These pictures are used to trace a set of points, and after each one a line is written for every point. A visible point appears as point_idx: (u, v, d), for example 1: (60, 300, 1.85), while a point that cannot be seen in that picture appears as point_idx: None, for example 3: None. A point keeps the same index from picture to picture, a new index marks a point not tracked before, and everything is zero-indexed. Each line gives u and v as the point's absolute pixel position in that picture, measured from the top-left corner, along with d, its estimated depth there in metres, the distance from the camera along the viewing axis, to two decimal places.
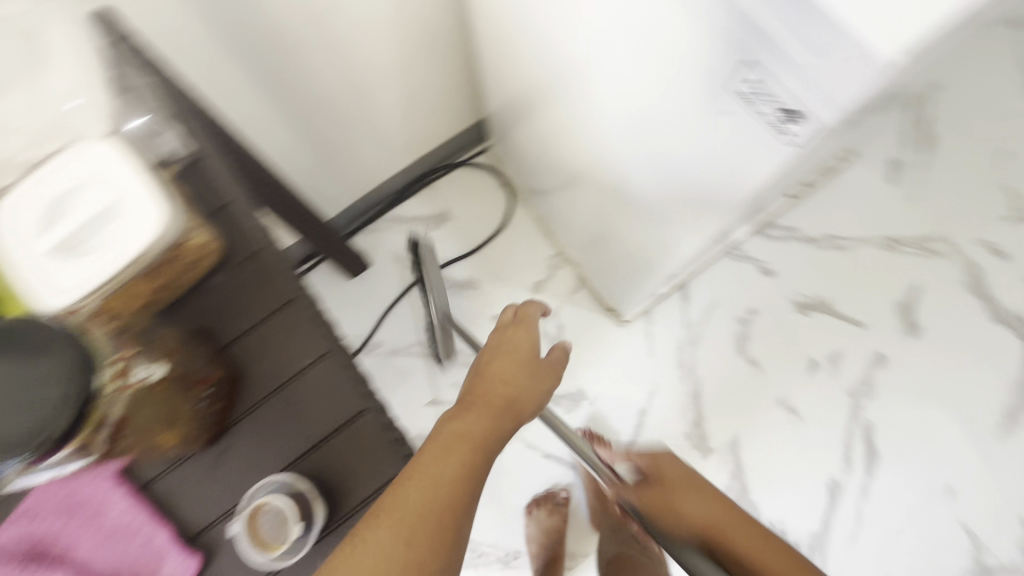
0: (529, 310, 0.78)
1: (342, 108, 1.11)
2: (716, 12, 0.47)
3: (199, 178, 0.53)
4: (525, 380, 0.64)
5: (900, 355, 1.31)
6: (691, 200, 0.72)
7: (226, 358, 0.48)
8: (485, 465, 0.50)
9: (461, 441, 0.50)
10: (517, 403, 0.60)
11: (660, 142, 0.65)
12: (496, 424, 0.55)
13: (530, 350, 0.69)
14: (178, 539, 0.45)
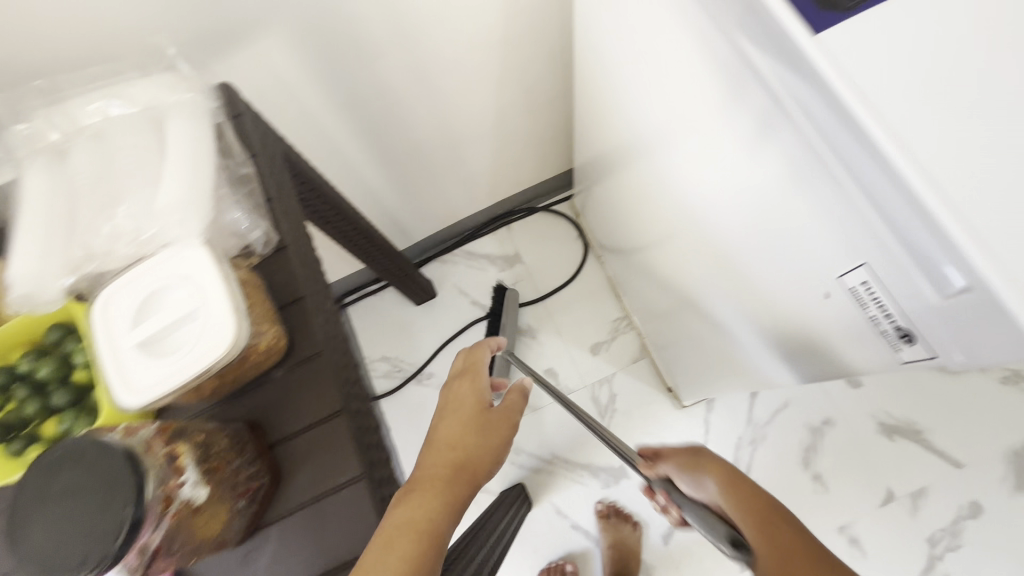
0: (477, 356, 0.69)
1: (432, 154, 1.13)
2: (837, 208, 0.41)
3: (278, 268, 0.55)
4: (475, 438, 0.56)
5: (998, 508, 1.15)
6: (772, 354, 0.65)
7: (270, 459, 0.50)
8: (432, 556, 0.45)
9: (407, 531, 0.45)
10: (472, 463, 0.54)
11: (745, 289, 0.60)
12: (448, 499, 0.49)
13: (478, 396, 0.61)
14: None
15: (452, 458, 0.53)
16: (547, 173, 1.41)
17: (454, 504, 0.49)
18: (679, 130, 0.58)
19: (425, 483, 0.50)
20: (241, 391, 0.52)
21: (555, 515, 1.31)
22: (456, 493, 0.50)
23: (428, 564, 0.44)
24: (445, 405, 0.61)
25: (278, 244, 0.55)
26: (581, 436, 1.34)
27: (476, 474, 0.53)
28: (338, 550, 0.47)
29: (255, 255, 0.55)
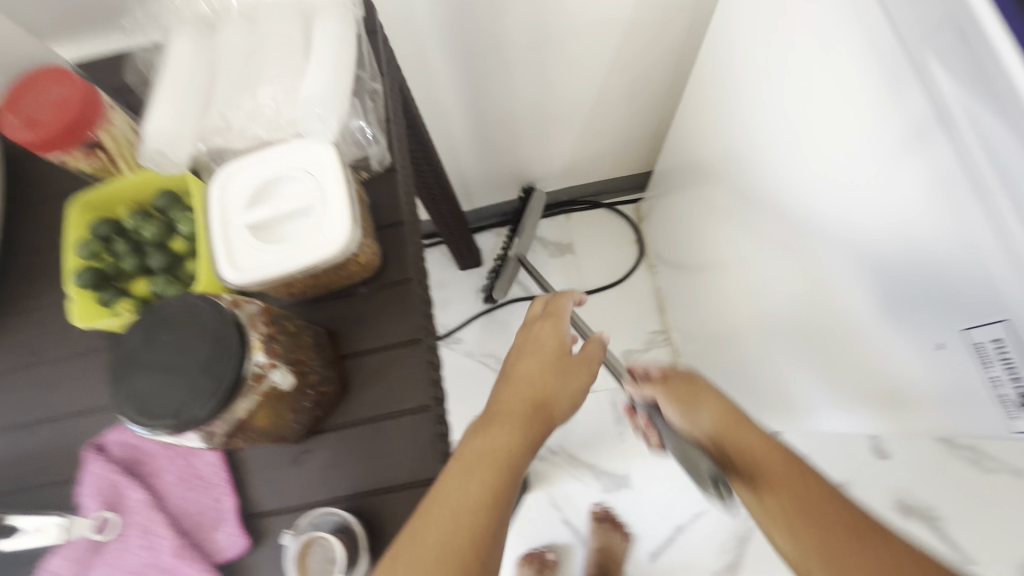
0: (561, 307, 0.61)
1: (521, 120, 1.12)
2: (984, 254, 0.39)
3: (383, 190, 0.55)
4: (552, 381, 0.52)
5: None
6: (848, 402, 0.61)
7: (341, 370, 0.50)
8: (513, 484, 0.43)
9: (486, 466, 0.43)
10: (549, 404, 0.50)
11: (837, 322, 0.57)
12: (528, 433, 0.47)
13: (559, 341, 0.56)
14: (238, 513, 0.47)
15: (531, 395, 0.50)
16: (622, 170, 1.39)
17: (535, 438, 0.47)
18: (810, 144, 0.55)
19: (502, 414, 0.48)
20: (326, 298, 0.52)
21: (548, 507, 1.29)
22: (536, 430, 0.48)
23: (516, 484, 0.43)
24: (525, 342, 0.57)
25: (390, 165, 0.55)
26: (591, 435, 1.30)
27: (551, 416, 0.50)
28: (387, 472, 0.48)
29: (368, 169, 0.54)
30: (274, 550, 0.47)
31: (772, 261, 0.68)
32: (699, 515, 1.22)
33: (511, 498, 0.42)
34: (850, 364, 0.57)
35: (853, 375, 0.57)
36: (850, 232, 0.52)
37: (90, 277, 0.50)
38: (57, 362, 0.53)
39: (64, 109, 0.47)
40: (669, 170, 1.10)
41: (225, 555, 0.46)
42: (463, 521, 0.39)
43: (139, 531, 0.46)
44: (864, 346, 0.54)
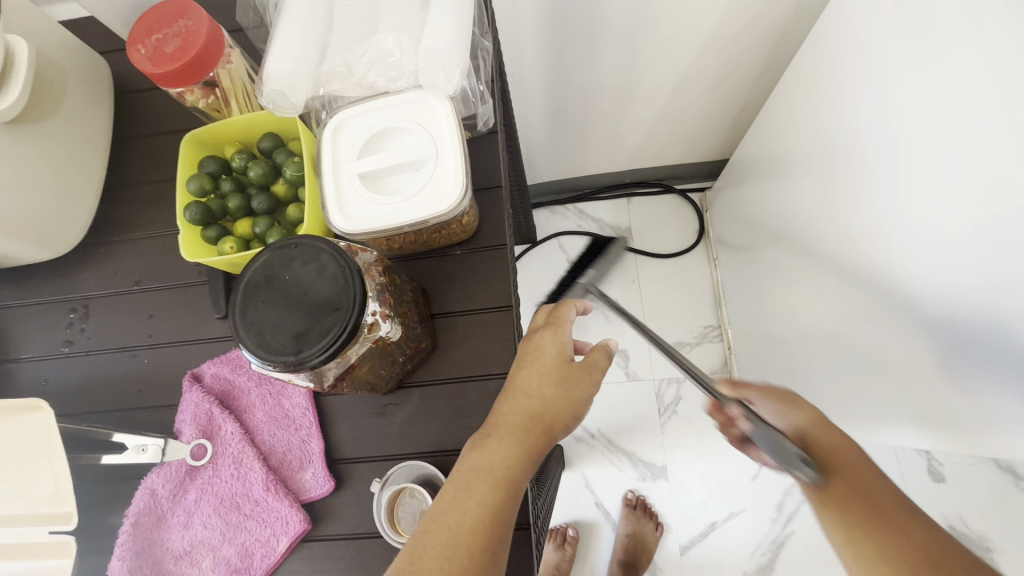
0: (565, 306, 0.50)
1: (601, 95, 1.08)
2: None
3: (484, 151, 0.55)
4: (554, 391, 0.44)
5: None
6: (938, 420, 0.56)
7: (432, 328, 0.50)
8: (510, 510, 0.38)
9: (476, 488, 0.38)
10: (552, 416, 0.43)
11: (926, 326, 0.54)
12: (527, 450, 0.41)
13: (562, 346, 0.47)
14: (324, 457, 0.48)
15: (528, 408, 0.43)
16: (692, 156, 1.34)
17: (533, 456, 0.42)
18: (928, 136, 0.50)
19: (499, 428, 0.42)
20: (420, 256, 0.52)
21: (581, 488, 1.28)
22: (538, 446, 0.42)
23: (513, 507, 0.39)
24: (522, 349, 0.47)
25: (493, 127, 0.55)
26: (632, 422, 1.29)
27: (552, 428, 0.43)
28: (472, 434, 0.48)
29: (472, 129, 0.54)
30: (357, 496, 0.48)
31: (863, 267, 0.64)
32: (734, 514, 1.20)
33: (509, 522, 0.38)
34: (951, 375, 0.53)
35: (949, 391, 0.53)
36: (971, 235, 0.47)
37: (199, 213, 0.51)
38: (163, 292, 0.55)
39: (189, 42, 0.47)
40: (748, 159, 1.06)
41: (310, 495, 0.48)
42: (458, 551, 0.36)
43: (231, 461, 0.48)
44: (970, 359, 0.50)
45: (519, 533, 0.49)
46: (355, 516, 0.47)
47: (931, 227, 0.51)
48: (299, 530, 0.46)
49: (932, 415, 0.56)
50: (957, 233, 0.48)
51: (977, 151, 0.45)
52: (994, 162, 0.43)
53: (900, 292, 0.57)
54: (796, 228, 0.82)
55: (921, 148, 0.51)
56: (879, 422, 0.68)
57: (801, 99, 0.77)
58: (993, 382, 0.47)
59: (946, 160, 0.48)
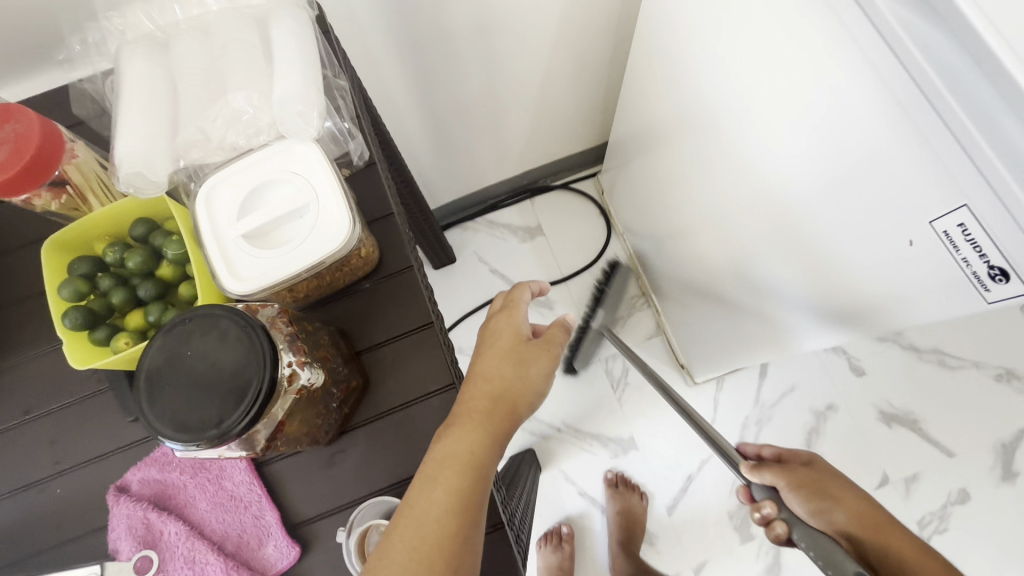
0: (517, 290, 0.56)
1: (475, 109, 1.14)
2: (921, 153, 0.43)
3: (368, 184, 0.55)
4: (512, 373, 0.49)
5: (986, 496, 1.25)
6: (828, 309, 0.66)
7: (360, 365, 0.50)
8: (479, 492, 0.42)
9: (446, 472, 0.42)
10: (513, 395, 0.48)
11: (812, 240, 0.61)
12: (490, 433, 0.45)
13: (516, 329, 0.53)
14: (282, 525, 0.46)
15: (488, 391, 0.48)
16: (576, 145, 1.43)
17: (498, 436, 0.46)
18: (759, 84, 0.57)
19: (464, 415, 0.46)
20: (331, 299, 0.52)
21: (563, 482, 1.32)
22: (503, 426, 0.46)
23: (481, 490, 0.42)
24: (482, 339, 0.53)
25: (370, 159, 0.56)
26: (593, 406, 1.36)
27: (514, 406, 0.48)
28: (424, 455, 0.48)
29: (349, 164, 0.55)
30: (326, 552, 0.47)
31: (737, 201, 0.72)
32: (704, 461, 1.30)
33: (479, 502, 0.42)
34: (826, 270, 0.62)
35: (836, 280, 0.61)
36: (810, 149, 0.55)
37: (82, 317, 0.47)
38: (61, 412, 0.51)
39: (21, 145, 0.45)
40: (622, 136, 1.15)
41: (276, 568, 0.46)
42: (430, 539, 0.39)
43: (183, 562, 0.45)
44: (835, 254, 0.59)
45: (494, 535, 0.48)
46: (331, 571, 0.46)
47: (786, 154, 0.59)
48: None
49: (834, 307, 0.64)
50: (803, 152, 0.56)
51: (798, 81, 0.52)
52: (812, 86, 0.51)
53: (775, 210, 0.65)
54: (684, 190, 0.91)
55: (758, 94, 0.58)
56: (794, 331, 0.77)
57: (648, 74, 0.86)
58: (868, 273, 0.55)
59: (781, 99, 0.55)
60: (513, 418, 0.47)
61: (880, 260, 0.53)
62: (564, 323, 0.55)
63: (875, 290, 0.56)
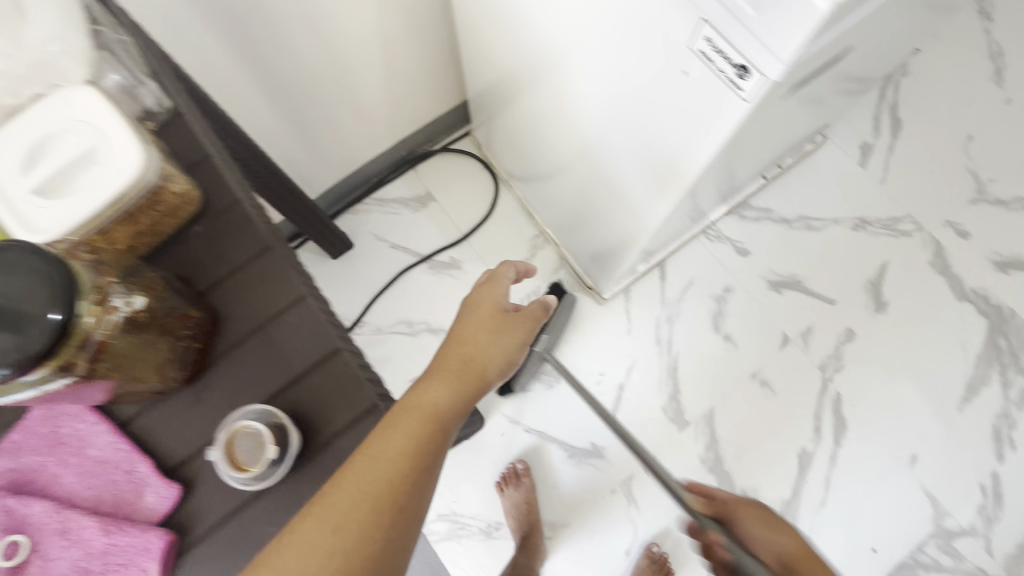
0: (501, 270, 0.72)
1: (322, 83, 1.13)
2: None
3: (178, 134, 0.55)
4: (488, 340, 0.62)
5: (868, 329, 1.41)
6: (662, 165, 0.75)
7: (206, 302, 0.50)
8: (443, 437, 0.48)
9: (415, 413, 0.48)
10: (483, 364, 0.60)
11: (632, 104, 0.70)
12: (462, 387, 0.55)
13: (493, 307, 0.66)
14: (158, 470, 0.46)
15: (463, 358, 0.59)
16: (442, 105, 1.46)
17: (467, 390, 0.55)
18: None
19: (440, 374, 0.56)
20: (163, 249, 0.51)
21: (508, 425, 1.37)
22: (473, 382, 0.57)
23: (444, 437, 0.48)
24: (461, 313, 0.66)
25: (174, 108, 0.56)
26: None
27: (485, 370, 0.59)
28: (288, 366, 0.48)
29: (152, 117, 0.54)
30: (211, 483, 0.46)
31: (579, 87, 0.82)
32: (631, 368, 1.40)
33: (439, 446, 0.47)
34: (649, 125, 0.70)
35: (657, 132, 0.69)
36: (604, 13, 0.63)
37: None
38: None
39: None
40: (489, 80, 1.22)
41: (161, 512, 0.45)
42: (390, 469, 0.44)
43: (55, 535, 0.43)
44: (648, 107, 0.68)
45: (372, 414, 0.47)
46: (219, 498, 0.46)
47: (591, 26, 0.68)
48: (162, 544, 0.43)
49: (664, 161, 0.73)
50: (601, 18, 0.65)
51: None
52: None
53: (602, 82, 0.74)
54: (549, 99, 0.97)
55: None
56: (643, 196, 0.88)
57: None
58: (672, 114, 0.64)
59: None
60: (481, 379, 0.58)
61: (675, 99, 0.61)
62: (535, 312, 0.69)
63: (681, 129, 0.64)
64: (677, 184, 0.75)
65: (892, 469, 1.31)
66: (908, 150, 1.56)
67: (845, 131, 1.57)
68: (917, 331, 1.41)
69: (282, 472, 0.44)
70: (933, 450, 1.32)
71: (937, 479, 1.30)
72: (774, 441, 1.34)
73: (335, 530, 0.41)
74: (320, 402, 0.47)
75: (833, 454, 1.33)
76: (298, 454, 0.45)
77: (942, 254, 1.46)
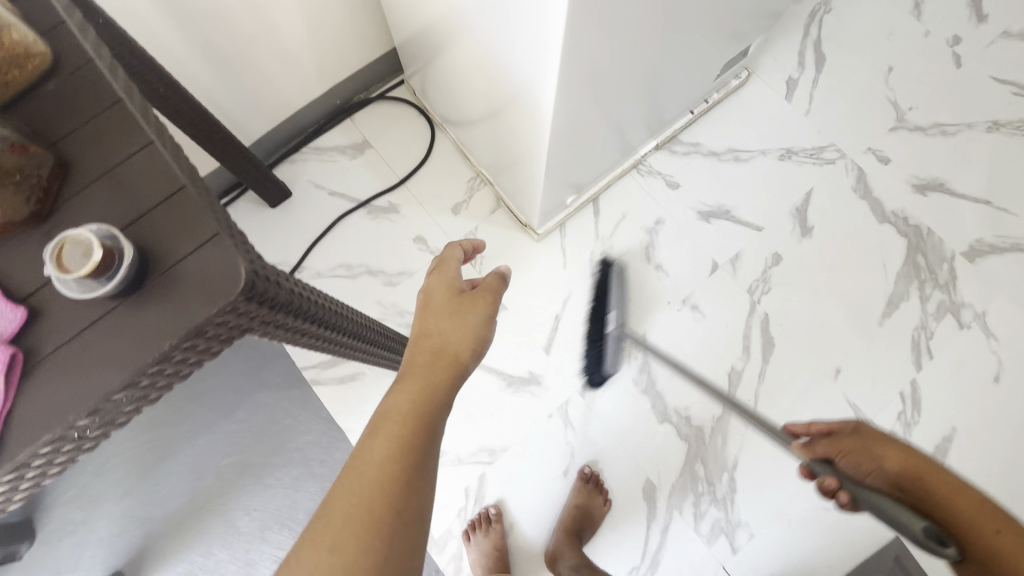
0: (449, 256, 0.85)
1: (238, 18, 1.15)
2: None
3: (30, 1, 0.57)
4: (451, 325, 0.75)
5: (793, 252, 1.46)
6: (534, 47, 0.84)
7: (57, 150, 0.52)
8: (411, 439, 0.62)
9: (388, 424, 0.63)
10: (450, 350, 0.72)
11: None
12: (426, 383, 0.68)
13: (449, 291, 0.79)
14: (7, 297, 0.48)
15: (428, 353, 0.72)
16: (371, 51, 1.48)
17: (434, 384, 0.68)
18: None
19: (410, 375, 0.69)
20: (15, 106, 0.53)
21: None
22: (442, 370, 0.70)
23: (413, 438, 0.62)
24: (425, 302, 0.79)
25: None
26: None
27: (456, 355, 0.73)
28: (136, 205, 0.51)
29: None
30: (58, 309, 0.48)
31: None
32: (567, 300, 1.43)
33: (410, 443, 0.61)
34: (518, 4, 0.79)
35: (524, 8, 0.79)
36: None
37: None
38: None
39: None
40: (409, 18, 1.24)
41: (7, 334, 0.47)
42: (370, 480, 0.57)
43: None
44: None
45: (214, 242, 0.49)
46: (65, 321, 0.48)
47: None
48: (5, 358, 0.45)
49: (537, 44, 0.83)
50: None
51: None
52: None
53: None
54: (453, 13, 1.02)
55: None
56: (532, 89, 0.95)
57: None
58: None
59: None
60: (451, 364, 0.71)
61: None
62: (493, 288, 0.80)
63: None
64: (549, 64, 0.84)
65: (817, 383, 1.37)
66: (832, 83, 1.60)
67: (770, 67, 1.61)
68: (840, 252, 1.46)
69: (105, 288, 0.46)
70: (856, 363, 1.38)
71: (860, 389, 1.36)
72: (705, 362, 1.38)
73: (332, 546, 0.53)
74: (166, 234, 0.50)
75: (761, 372, 1.38)
76: (134, 270, 0.47)
77: (863, 180, 1.51)
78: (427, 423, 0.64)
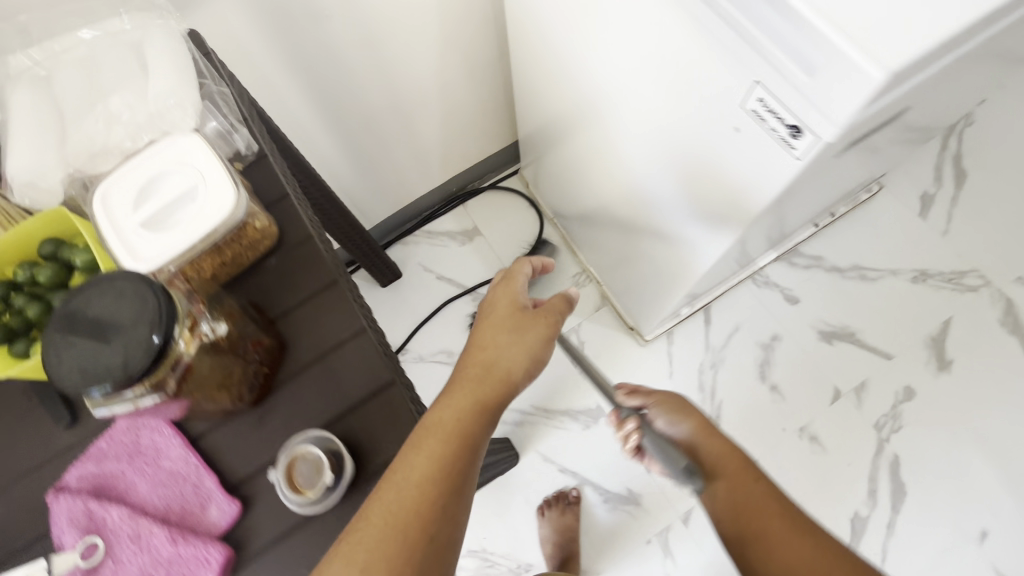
0: (518, 267, 0.71)
1: (384, 123, 1.21)
2: (715, 27, 0.53)
3: (260, 173, 0.61)
4: (509, 338, 0.61)
5: (929, 389, 1.33)
6: (713, 212, 0.76)
7: (275, 329, 0.54)
8: (454, 470, 0.48)
9: (424, 446, 0.48)
10: (505, 369, 0.58)
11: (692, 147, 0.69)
12: (475, 401, 0.54)
13: (511, 303, 0.64)
14: (222, 486, 0.49)
15: (482, 369, 0.58)
16: (492, 145, 1.53)
17: (486, 408, 0.54)
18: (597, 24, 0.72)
19: (455, 389, 0.55)
20: (237, 279, 0.56)
21: (543, 463, 1.35)
22: (492, 390, 0.56)
23: (455, 468, 0.48)
24: (482, 310, 0.65)
25: (259, 150, 0.61)
26: (559, 383, 1.40)
27: (509, 373, 0.58)
28: (345, 395, 0.51)
29: (239, 158, 0.60)
30: (268, 503, 0.49)
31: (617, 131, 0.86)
32: None
33: (450, 474, 0.48)
34: (703, 176, 0.72)
35: (716, 182, 0.70)
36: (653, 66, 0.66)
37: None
38: None
39: None
40: (538, 124, 1.27)
41: (220, 527, 0.48)
42: (397, 517, 0.45)
43: (127, 539, 0.46)
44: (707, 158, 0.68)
45: None
46: (274, 518, 0.48)
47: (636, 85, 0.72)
48: (221, 558, 0.46)
49: (717, 214, 0.76)
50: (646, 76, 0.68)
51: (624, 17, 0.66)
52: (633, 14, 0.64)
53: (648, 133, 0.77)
54: (604, 143, 0.94)
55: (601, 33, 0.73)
56: (693, 238, 0.88)
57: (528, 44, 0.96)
58: (730, 163, 0.64)
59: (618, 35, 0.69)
60: (503, 384, 0.57)
61: (733, 151, 0.62)
62: (559, 306, 0.66)
63: (734, 179, 0.66)
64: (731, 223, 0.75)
65: (958, 545, 1.21)
66: (975, 202, 1.49)
67: (902, 180, 1.52)
68: (986, 394, 1.31)
69: (328, 503, 0.48)
70: (1005, 527, 1.22)
71: (1010, 559, 1.19)
72: (824, 503, 1.26)
73: None
74: (375, 433, 0.50)
75: (889, 522, 1.24)
76: (351, 484, 0.49)
77: (1013, 313, 1.37)
78: (473, 453, 0.50)
